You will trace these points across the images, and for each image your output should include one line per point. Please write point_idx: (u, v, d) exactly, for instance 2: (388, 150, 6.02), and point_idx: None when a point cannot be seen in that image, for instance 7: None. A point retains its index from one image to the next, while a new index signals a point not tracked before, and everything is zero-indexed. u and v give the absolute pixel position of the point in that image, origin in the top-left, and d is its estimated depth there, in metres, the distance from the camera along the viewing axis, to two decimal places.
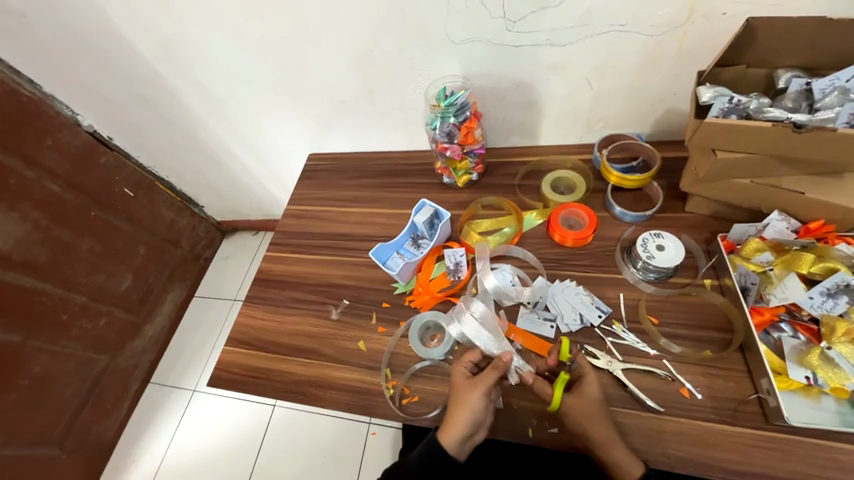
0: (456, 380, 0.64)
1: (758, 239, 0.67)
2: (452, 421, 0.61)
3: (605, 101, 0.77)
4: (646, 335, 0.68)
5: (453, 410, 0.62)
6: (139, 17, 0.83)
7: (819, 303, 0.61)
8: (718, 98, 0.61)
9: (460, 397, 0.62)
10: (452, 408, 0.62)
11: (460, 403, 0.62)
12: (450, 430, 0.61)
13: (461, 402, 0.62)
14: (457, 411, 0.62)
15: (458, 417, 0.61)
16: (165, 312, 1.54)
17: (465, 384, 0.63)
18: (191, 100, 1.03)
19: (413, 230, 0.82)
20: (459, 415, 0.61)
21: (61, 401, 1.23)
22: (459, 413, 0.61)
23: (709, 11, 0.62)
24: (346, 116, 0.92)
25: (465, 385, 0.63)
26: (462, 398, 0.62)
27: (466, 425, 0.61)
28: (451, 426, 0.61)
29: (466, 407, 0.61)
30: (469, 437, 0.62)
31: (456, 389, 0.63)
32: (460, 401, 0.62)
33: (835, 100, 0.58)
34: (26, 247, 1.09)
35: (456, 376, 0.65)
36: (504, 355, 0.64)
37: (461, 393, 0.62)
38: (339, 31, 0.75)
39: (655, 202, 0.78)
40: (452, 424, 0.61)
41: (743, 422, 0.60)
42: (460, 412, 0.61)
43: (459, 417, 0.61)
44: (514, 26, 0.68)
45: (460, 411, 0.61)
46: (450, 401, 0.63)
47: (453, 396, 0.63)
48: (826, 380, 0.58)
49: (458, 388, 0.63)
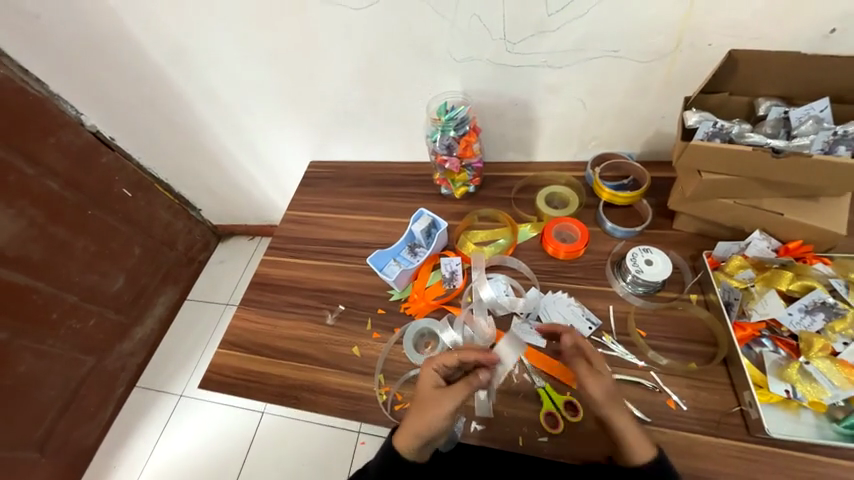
0: (423, 386, 0.63)
1: (740, 257, 0.71)
2: (409, 427, 0.60)
3: (598, 121, 0.81)
4: (635, 347, 0.70)
5: (414, 417, 0.61)
6: (153, 21, 0.85)
7: (798, 320, 0.65)
8: (703, 122, 0.64)
9: (422, 407, 0.61)
10: (411, 414, 0.62)
11: (420, 414, 0.60)
12: (404, 436, 0.61)
13: (422, 413, 0.60)
14: (414, 421, 0.61)
15: (412, 427, 0.60)
16: (155, 313, 1.52)
17: (431, 394, 0.61)
18: (199, 105, 1.04)
19: (411, 239, 0.84)
20: (414, 427, 0.60)
21: (43, 404, 1.21)
22: (417, 423, 0.60)
23: (696, 41, 0.66)
24: (349, 128, 0.94)
25: (433, 395, 0.61)
26: (423, 409, 0.60)
27: (419, 437, 0.60)
28: (407, 432, 0.61)
29: (423, 420, 0.60)
30: (423, 445, 0.62)
31: (424, 396, 0.62)
32: (424, 410, 0.60)
33: (810, 128, 0.63)
34: (20, 244, 1.09)
35: (425, 380, 0.63)
36: (482, 373, 0.62)
37: (425, 402, 0.61)
38: (345, 44, 0.77)
39: (644, 218, 0.82)
40: (408, 433, 0.60)
41: (725, 434, 0.62)
42: (420, 422, 0.60)
43: (416, 426, 0.60)
44: (514, 48, 0.71)
45: (419, 421, 0.60)
46: (413, 407, 0.62)
47: (416, 403, 0.61)
48: (804, 394, 0.61)
49: (426, 396, 0.61)
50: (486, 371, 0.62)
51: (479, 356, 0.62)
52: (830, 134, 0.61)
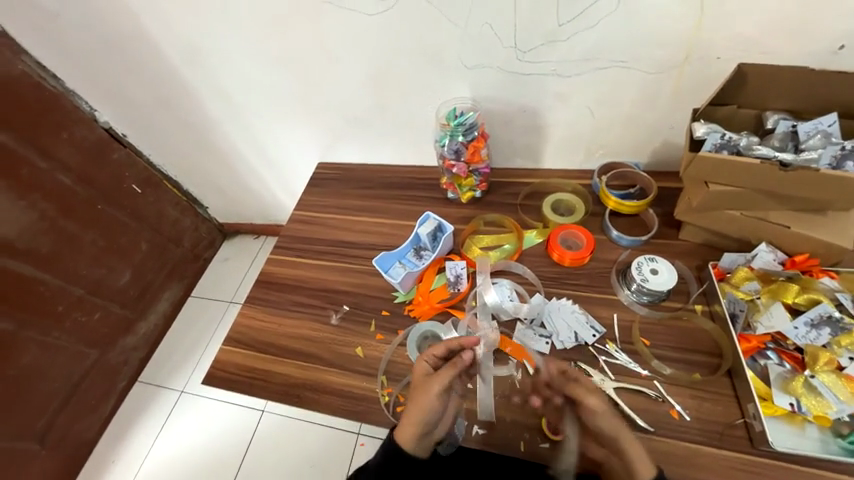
0: (415, 378, 0.65)
1: (746, 269, 0.71)
2: (407, 418, 0.62)
3: (605, 130, 0.82)
4: (638, 355, 0.70)
5: (410, 407, 0.63)
6: (170, 20, 0.86)
7: (804, 334, 0.64)
8: (711, 134, 0.65)
9: (416, 395, 0.63)
10: (407, 404, 0.63)
11: (415, 403, 0.62)
12: (404, 428, 0.62)
13: (417, 401, 0.62)
14: (410, 409, 0.62)
15: (409, 417, 0.62)
16: (159, 311, 1.53)
17: (423, 381, 0.64)
18: (210, 104, 1.06)
19: (417, 242, 0.84)
20: (411, 415, 0.62)
21: (45, 397, 1.21)
22: (414, 410, 0.62)
23: (704, 54, 0.67)
24: (359, 130, 0.95)
25: (425, 382, 0.64)
26: (417, 396, 0.63)
27: (418, 425, 0.61)
28: (406, 423, 0.62)
29: (418, 405, 0.62)
30: (423, 436, 0.63)
31: (417, 385, 0.64)
32: (418, 398, 0.63)
33: (818, 142, 0.64)
34: (30, 235, 1.10)
35: (416, 373, 0.66)
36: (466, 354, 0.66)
37: (418, 391, 0.63)
38: (357, 47, 0.78)
39: (650, 228, 0.82)
40: (407, 424, 0.62)
41: (729, 446, 0.61)
42: (416, 409, 0.62)
43: (414, 415, 0.62)
44: (524, 56, 0.72)
45: (415, 408, 0.62)
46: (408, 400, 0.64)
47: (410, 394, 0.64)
48: (809, 408, 0.61)
49: (418, 385, 0.64)
50: (470, 351, 0.66)
51: (463, 341, 0.67)
52: (839, 148, 0.62)
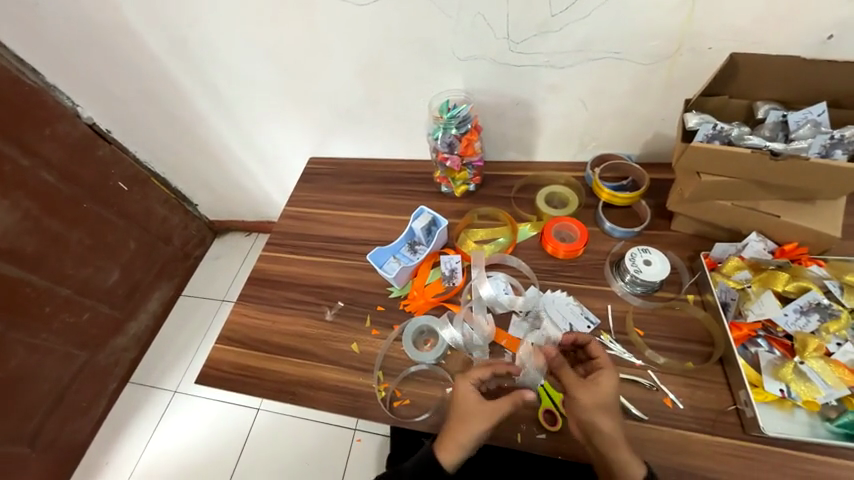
0: (463, 399, 0.63)
1: (738, 258, 0.71)
2: (454, 441, 0.61)
3: (599, 122, 0.82)
4: (633, 346, 0.70)
5: (457, 429, 0.61)
6: (154, 13, 0.84)
7: (794, 320, 0.66)
8: (703, 124, 0.65)
9: (466, 419, 0.61)
10: (455, 424, 0.62)
11: (465, 427, 0.61)
12: (449, 450, 0.61)
13: (467, 425, 0.61)
14: (460, 432, 0.61)
15: (457, 440, 0.61)
16: (150, 309, 1.51)
17: (475, 406, 0.62)
18: (198, 100, 1.04)
19: (411, 237, 0.84)
20: (461, 438, 0.60)
21: (34, 399, 1.19)
22: (463, 435, 0.60)
23: (696, 45, 0.67)
24: (350, 125, 0.94)
25: (477, 408, 0.61)
26: (468, 420, 0.61)
27: (467, 447, 0.61)
28: (451, 445, 0.61)
29: (469, 432, 0.60)
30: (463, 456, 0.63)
31: (465, 408, 0.62)
32: (468, 423, 0.61)
33: (808, 132, 0.64)
34: (14, 235, 1.07)
35: (463, 393, 0.63)
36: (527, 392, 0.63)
37: (468, 414, 0.61)
38: (349, 40, 0.77)
39: (643, 219, 0.82)
40: (453, 446, 0.61)
41: (721, 432, 0.63)
42: (467, 435, 0.60)
43: (463, 439, 0.60)
44: (517, 47, 0.72)
45: (465, 433, 0.60)
46: (453, 419, 0.62)
47: (459, 416, 0.61)
48: (798, 393, 0.62)
49: (468, 408, 0.62)
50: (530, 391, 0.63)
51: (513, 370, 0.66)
52: (827, 138, 0.62)
